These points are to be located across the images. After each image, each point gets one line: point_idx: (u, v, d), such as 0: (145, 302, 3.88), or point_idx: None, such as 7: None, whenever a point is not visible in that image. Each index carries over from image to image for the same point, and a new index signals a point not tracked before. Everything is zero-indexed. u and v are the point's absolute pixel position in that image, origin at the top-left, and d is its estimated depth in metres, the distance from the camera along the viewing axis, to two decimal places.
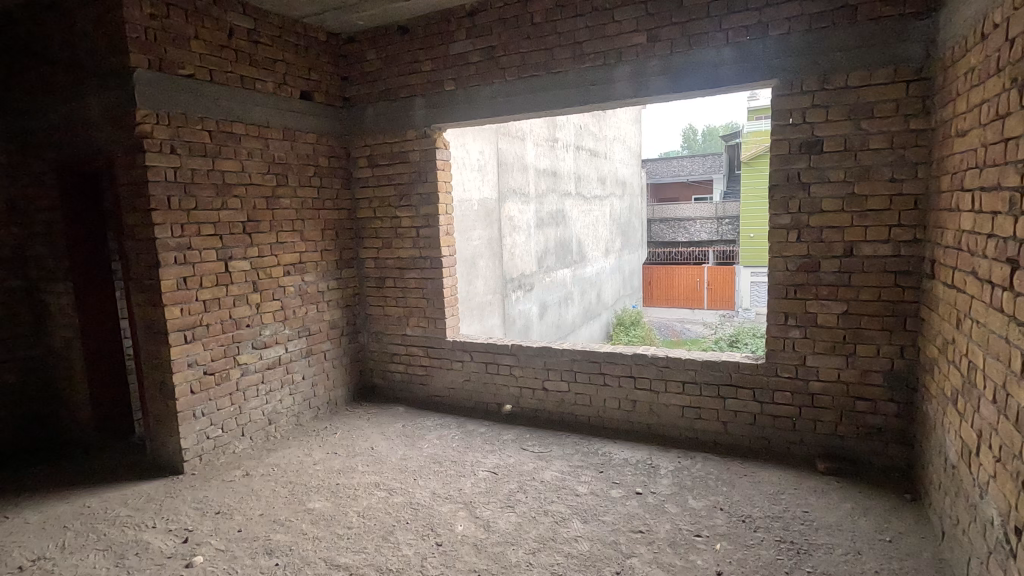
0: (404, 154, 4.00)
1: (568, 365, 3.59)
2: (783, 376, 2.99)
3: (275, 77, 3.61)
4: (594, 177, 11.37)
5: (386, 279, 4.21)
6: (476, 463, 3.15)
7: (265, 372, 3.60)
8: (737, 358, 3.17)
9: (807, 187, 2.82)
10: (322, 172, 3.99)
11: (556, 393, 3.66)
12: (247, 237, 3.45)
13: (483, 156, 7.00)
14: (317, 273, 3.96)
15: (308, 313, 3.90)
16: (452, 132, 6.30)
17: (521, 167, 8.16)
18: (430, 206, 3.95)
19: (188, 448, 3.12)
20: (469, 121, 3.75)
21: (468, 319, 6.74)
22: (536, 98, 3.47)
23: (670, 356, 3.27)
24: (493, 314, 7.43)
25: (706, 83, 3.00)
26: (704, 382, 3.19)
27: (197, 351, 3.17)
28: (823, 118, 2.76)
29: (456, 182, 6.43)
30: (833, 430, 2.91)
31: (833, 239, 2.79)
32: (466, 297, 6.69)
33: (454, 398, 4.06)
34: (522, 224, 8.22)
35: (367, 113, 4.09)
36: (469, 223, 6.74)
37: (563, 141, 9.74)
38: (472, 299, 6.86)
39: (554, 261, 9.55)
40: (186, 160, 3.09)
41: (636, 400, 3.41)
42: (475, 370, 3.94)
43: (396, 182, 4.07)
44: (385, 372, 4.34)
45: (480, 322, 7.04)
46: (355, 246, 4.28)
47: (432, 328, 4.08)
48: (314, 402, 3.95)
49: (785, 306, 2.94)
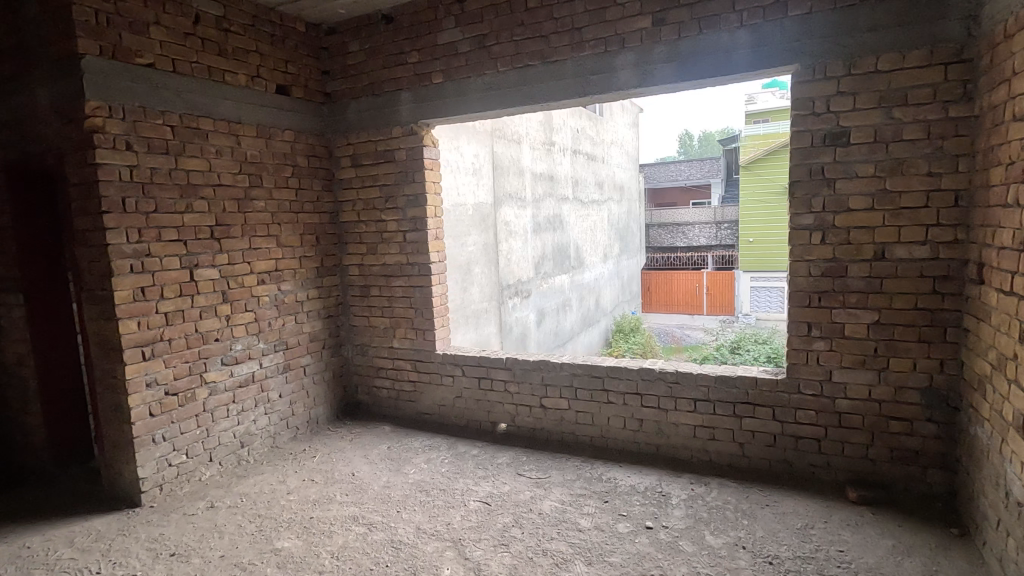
0: (390, 153, 3.72)
1: (568, 381, 3.29)
2: (806, 393, 2.70)
3: (247, 69, 3.32)
4: (592, 180, 11.11)
5: (372, 288, 3.91)
6: (467, 492, 2.84)
7: (237, 390, 3.29)
8: (755, 372, 2.87)
9: (832, 183, 2.54)
10: (301, 173, 3.70)
11: (555, 411, 3.36)
12: (216, 243, 3.15)
13: (477, 159, 6.72)
14: (295, 282, 3.66)
15: (286, 325, 3.59)
16: (445, 133, 6.02)
17: (518, 171, 7.89)
18: (417, 209, 3.66)
19: (146, 478, 2.81)
20: (458, 116, 3.47)
21: (461, 329, 6.44)
22: (531, 90, 3.19)
23: (680, 370, 2.98)
24: (488, 322, 7.11)
25: (719, 70, 2.72)
26: (718, 399, 2.90)
27: (158, 369, 2.86)
28: (849, 106, 2.48)
29: (449, 186, 6.15)
30: (863, 452, 2.62)
31: (862, 240, 2.51)
32: (460, 305, 6.39)
33: (445, 416, 3.76)
34: (519, 229, 7.93)
35: (350, 109, 3.81)
36: (464, 229, 6.46)
37: (560, 144, 9.48)
38: (467, 307, 6.56)
39: (552, 267, 9.27)
40: (145, 157, 2.80)
41: (642, 419, 3.11)
42: (467, 386, 3.64)
43: (380, 183, 3.78)
44: (371, 388, 4.04)
45: (474, 332, 6.72)
46: (338, 253, 3.99)
47: (421, 340, 3.78)
48: (292, 422, 3.64)
49: (808, 315, 2.65)
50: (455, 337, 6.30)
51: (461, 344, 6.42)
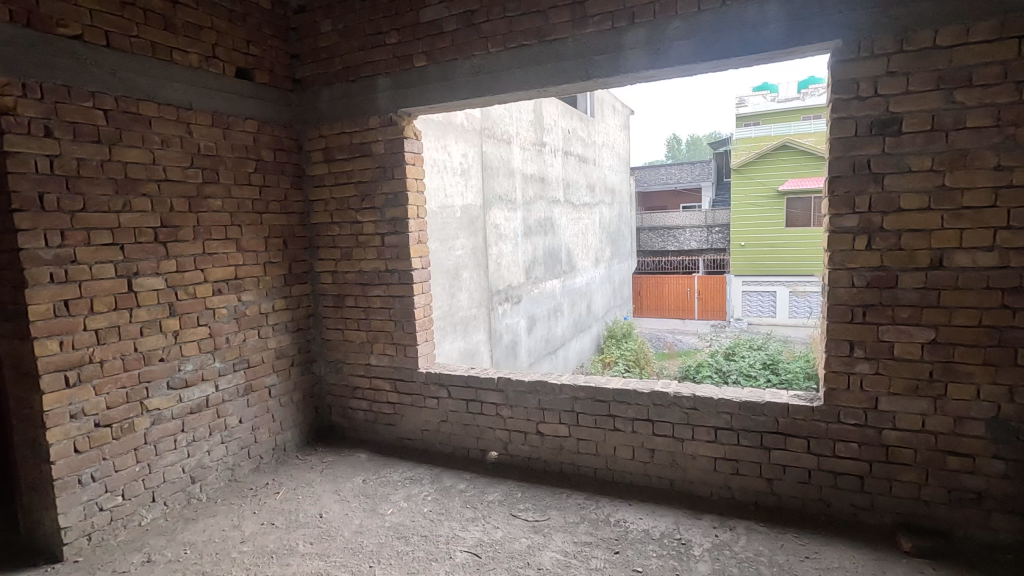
0: (366, 146, 3.30)
1: (568, 405, 2.90)
2: (847, 423, 2.33)
3: (201, 48, 2.89)
4: (583, 183, 10.77)
5: (346, 297, 3.49)
6: (453, 539, 2.42)
7: (188, 417, 2.84)
8: (785, 396, 2.50)
9: (879, 179, 2.18)
10: (266, 168, 3.27)
11: (553, 438, 2.96)
12: (161, 247, 2.71)
13: (466, 159, 6.32)
14: (259, 291, 3.23)
15: (247, 341, 3.16)
16: (431, 130, 5.62)
17: (508, 172, 7.50)
18: (397, 208, 3.24)
19: (69, 527, 2.35)
20: (444, 104, 3.07)
21: (448, 338, 6.01)
22: (527, 73, 2.80)
23: (698, 395, 2.59)
24: (477, 330, 6.69)
25: (745, 49, 2.35)
26: (742, 428, 2.52)
27: (86, 397, 2.41)
28: (901, 88, 2.12)
29: (436, 187, 5.73)
30: (915, 492, 2.25)
31: (916, 246, 2.15)
32: (447, 313, 5.97)
33: (428, 443, 3.35)
34: (509, 232, 7.53)
35: (323, 97, 3.39)
36: (451, 232, 6.04)
37: (550, 145, 9.11)
38: (454, 315, 6.13)
39: (544, 271, 8.89)
40: (69, 146, 2.36)
41: (654, 450, 2.72)
42: (454, 409, 3.23)
43: (356, 179, 3.36)
44: (346, 409, 3.61)
45: (462, 342, 6.30)
46: (308, 258, 3.56)
47: (401, 357, 3.37)
48: (254, 451, 3.20)
49: (850, 332, 2.28)
50: (441, 347, 5.86)
51: (447, 356, 5.98)
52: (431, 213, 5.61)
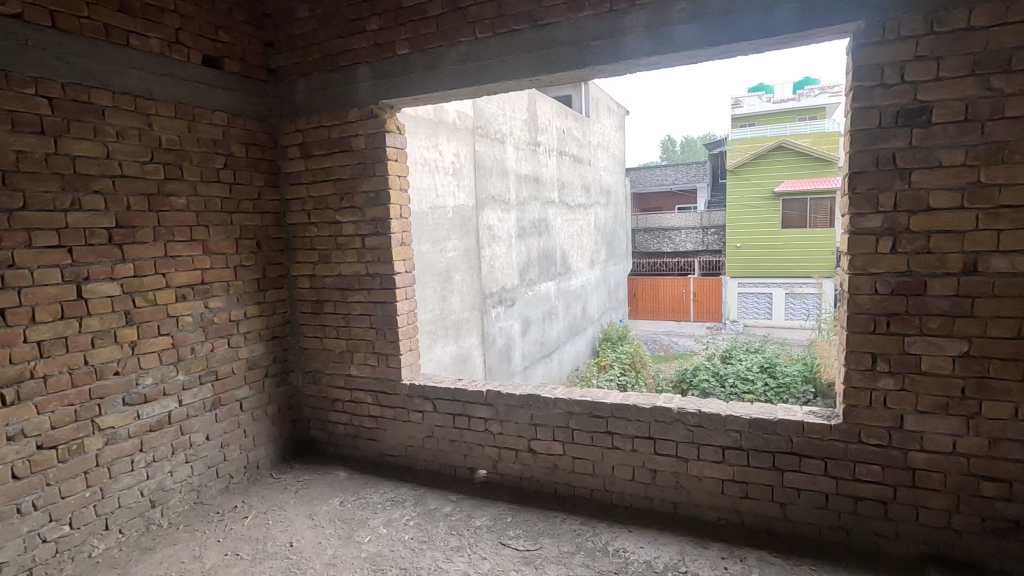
0: (346, 141, 3.07)
1: (563, 421, 2.67)
2: (869, 443, 2.12)
3: (163, 33, 2.65)
4: (578, 184, 10.55)
5: (325, 303, 3.26)
6: (435, 572, 2.19)
7: (147, 436, 2.60)
8: (799, 413, 2.28)
9: (905, 174, 1.97)
10: (237, 165, 3.03)
11: (547, 456, 2.74)
12: (116, 250, 2.47)
13: (458, 158, 6.09)
14: (229, 297, 2.99)
15: (215, 351, 2.92)
16: (422, 127, 5.39)
17: (501, 172, 7.27)
18: (378, 208, 3.01)
19: (5, 563, 2.10)
20: (428, 95, 2.85)
21: (439, 342, 5.77)
22: (518, 61, 2.58)
23: (704, 411, 2.38)
24: (470, 334, 6.46)
25: (757, 33, 2.14)
26: (753, 448, 2.30)
27: (26, 417, 2.17)
28: (931, 74, 1.91)
29: (427, 186, 5.50)
30: (944, 520, 2.05)
31: (947, 249, 1.94)
32: (438, 317, 5.73)
33: (412, 460, 3.12)
34: (502, 234, 7.30)
35: (299, 88, 3.16)
36: (443, 233, 5.81)
37: (545, 145, 8.89)
38: (446, 318, 5.89)
39: (539, 273, 8.66)
40: (7, 137, 2.11)
41: (656, 470, 2.50)
42: (440, 424, 3.00)
43: (335, 177, 3.13)
44: (326, 423, 3.37)
45: (454, 346, 6.06)
46: (285, 261, 3.33)
47: (383, 367, 3.13)
48: (223, 470, 2.95)
49: (872, 344, 2.07)
50: (432, 352, 5.62)
51: (437, 363, 5.72)
52: (421, 214, 5.36)
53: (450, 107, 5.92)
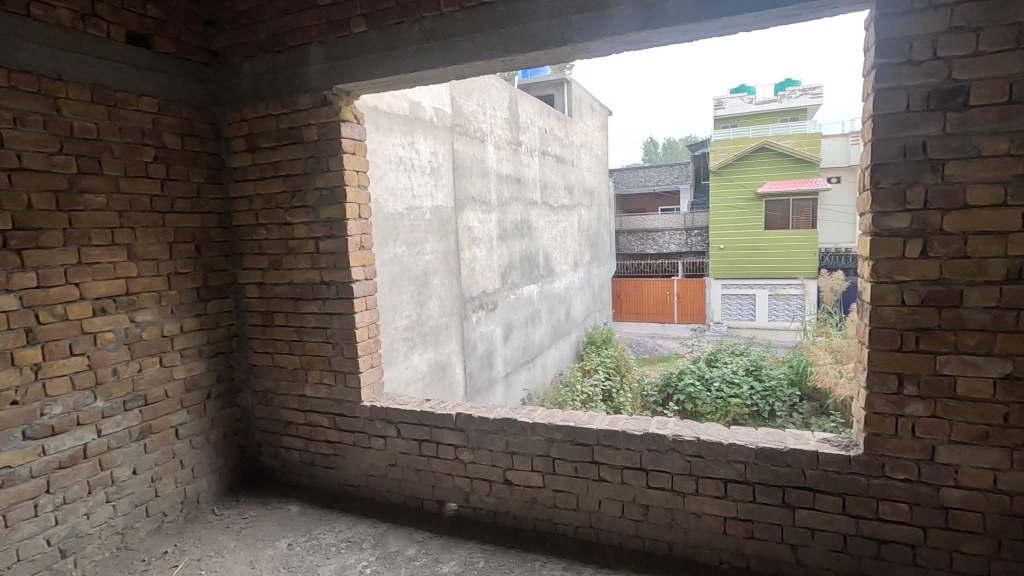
0: (296, 131, 2.71)
1: (543, 448, 2.35)
2: (895, 478, 1.83)
3: (75, 3, 2.27)
4: (561, 185, 10.27)
5: (276, 314, 2.90)
6: None
7: (55, 475, 2.21)
8: (813, 442, 1.99)
9: (938, 166, 1.69)
10: (171, 158, 2.66)
11: (525, 489, 2.41)
12: (14, 257, 2.07)
13: (436, 157, 5.74)
14: (161, 310, 2.61)
15: (143, 372, 2.53)
16: (397, 123, 5.03)
17: (481, 172, 6.94)
18: (333, 207, 2.66)
19: None
20: (388, 79, 2.51)
21: (417, 350, 5.42)
22: (490, 39, 2.25)
23: (702, 439, 2.08)
24: (449, 340, 6.10)
25: (763, 3, 1.84)
26: (759, 482, 2.01)
27: None
28: (968, 49, 1.63)
29: (404, 186, 5.14)
30: (981, 568, 1.77)
31: (987, 253, 1.65)
32: (415, 323, 5.37)
33: (375, 491, 2.77)
34: (483, 236, 6.96)
35: (245, 73, 2.80)
36: (420, 235, 5.45)
37: (527, 145, 8.58)
38: (423, 324, 5.54)
39: (521, 276, 8.33)
40: None
41: (648, 506, 2.19)
42: (405, 451, 2.66)
43: (284, 172, 2.77)
44: (278, 448, 3.01)
45: (432, 354, 5.71)
46: (230, 268, 2.96)
47: (341, 387, 2.78)
48: (154, 508, 2.57)
49: (898, 363, 1.79)
50: (409, 361, 5.26)
51: (413, 372, 5.35)
52: (395, 215, 4.99)
53: (427, 103, 5.58)
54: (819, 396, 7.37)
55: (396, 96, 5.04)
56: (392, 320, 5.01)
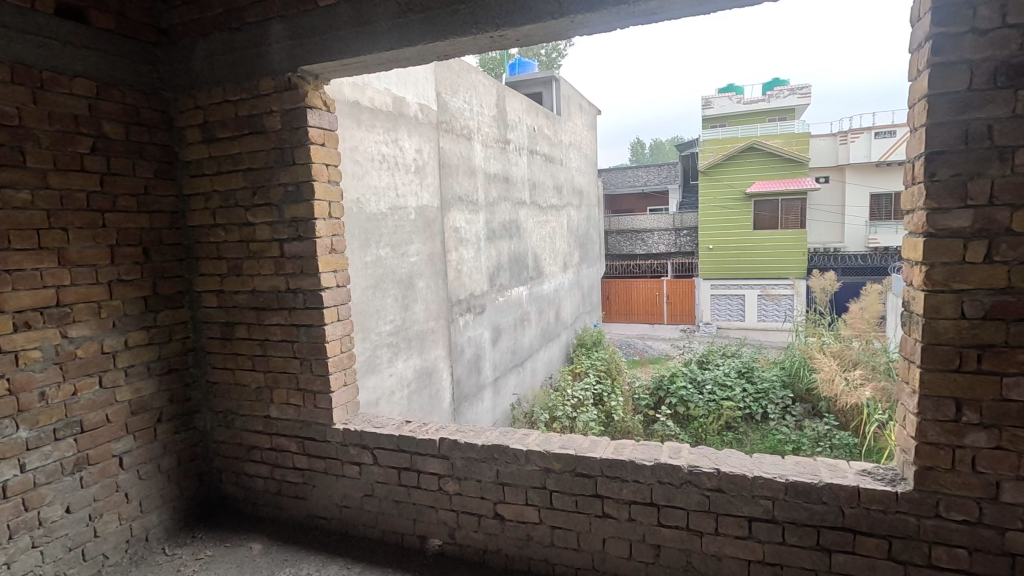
0: (257, 120, 2.40)
1: (538, 479, 2.07)
2: (952, 519, 1.57)
3: None
4: (550, 185, 9.99)
5: (236, 326, 2.58)
6: None
7: None
8: (851, 476, 1.73)
9: (1005, 155, 1.43)
10: (113, 150, 2.32)
11: (518, 525, 2.12)
12: None
13: (421, 155, 5.44)
14: (101, 323, 2.28)
15: (78, 395, 2.20)
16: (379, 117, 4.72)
17: (468, 170, 6.64)
18: (299, 205, 2.35)
19: None
20: (360, 59, 2.20)
21: (402, 356, 5.11)
22: (476, 12, 1.96)
23: (722, 472, 1.81)
24: (435, 346, 5.79)
25: None
26: (789, 521, 1.74)
27: None
28: None
29: (387, 184, 4.83)
30: None
31: None
32: (399, 328, 5.06)
33: (348, 524, 2.46)
34: (470, 237, 6.67)
35: (200, 54, 2.48)
36: (404, 236, 5.14)
37: (515, 143, 8.30)
38: (408, 329, 5.23)
39: (509, 278, 8.04)
40: None
41: (660, 546, 1.92)
42: (382, 480, 2.36)
43: (244, 167, 2.46)
44: (240, 476, 2.69)
45: (417, 360, 5.39)
46: (185, 274, 2.63)
47: (310, 409, 2.47)
48: (91, 550, 2.23)
49: (955, 386, 1.53)
50: (392, 369, 4.95)
51: (398, 379, 5.03)
52: (378, 216, 4.67)
53: (411, 97, 5.27)
54: (811, 396, 7.65)
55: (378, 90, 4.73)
56: (375, 325, 4.68)
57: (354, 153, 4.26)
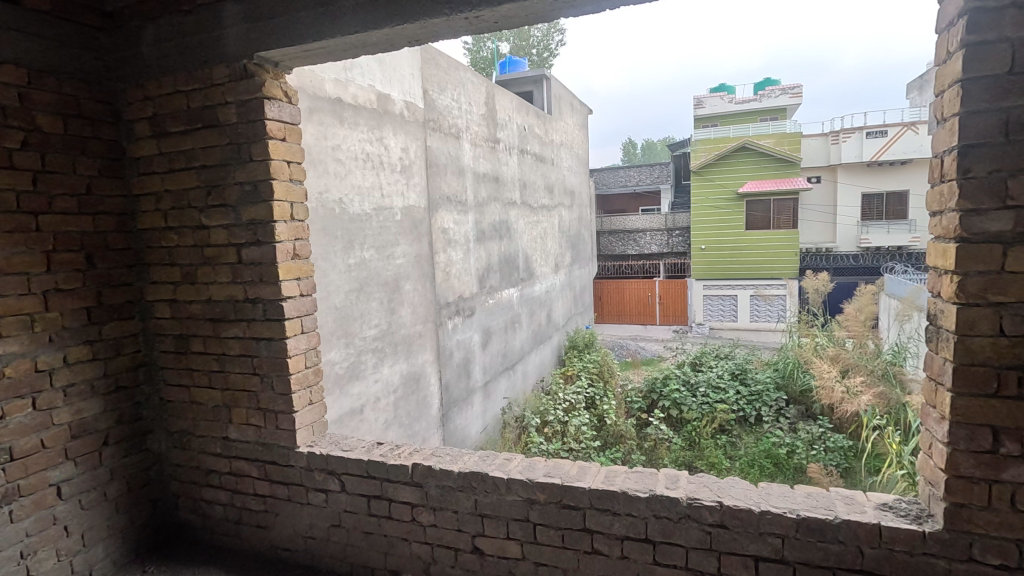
0: (211, 112, 2.17)
1: (522, 511, 1.86)
2: (988, 563, 1.38)
3: None
4: (541, 185, 9.79)
5: (191, 339, 2.35)
6: None
7: None
8: (871, 512, 1.53)
9: None
10: (49, 144, 2.07)
11: (499, 561, 1.92)
12: None
13: (407, 154, 5.21)
14: (34, 337, 2.03)
15: (7, 419, 1.95)
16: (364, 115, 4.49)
17: (457, 170, 6.42)
18: (257, 206, 2.12)
19: None
20: (322, 43, 1.99)
21: (388, 361, 4.88)
22: None
23: (726, 506, 1.61)
24: (423, 350, 5.57)
25: None
26: (801, 562, 1.55)
27: None
28: None
29: (372, 184, 4.60)
30: None
31: None
32: (385, 332, 4.83)
33: (314, 557, 2.24)
34: (459, 238, 6.45)
35: (148, 40, 2.24)
36: (390, 238, 4.91)
37: (505, 142, 8.08)
38: (394, 334, 5.00)
39: (500, 279, 7.82)
40: None
41: None
42: (351, 509, 2.14)
43: (197, 164, 2.23)
44: (198, 501, 2.46)
45: (404, 365, 5.17)
46: (135, 283, 2.40)
47: (272, 430, 2.25)
48: None
49: (992, 413, 1.34)
50: (377, 376, 4.71)
51: (383, 386, 4.80)
52: (361, 217, 4.44)
53: (396, 93, 5.04)
54: (805, 398, 7.55)
55: (362, 87, 4.49)
56: (359, 330, 4.45)
57: (335, 152, 4.03)
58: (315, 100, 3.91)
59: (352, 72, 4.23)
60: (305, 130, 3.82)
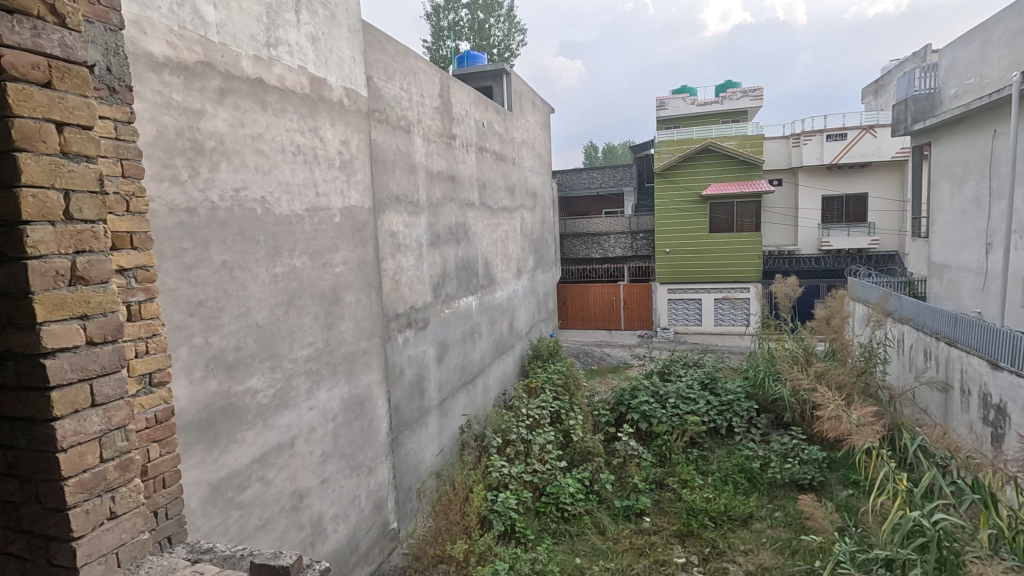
0: None
1: None
2: None
3: None
4: (500, 185, 8.98)
5: None
6: None
7: None
8: None
9: None
10: None
11: None
12: None
13: (350, 147, 4.14)
14: None
15: None
16: (299, 108, 3.53)
17: (407, 167, 5.56)
18: None
19: None
20: None
21: (329, 383, 3.88)
22: None
23: None
24: (369, 368, 4.48)
25: None
26: None
27: None
28: None
29: (304, 181, 3.56)
30: None
31: None
32: (324, 352, 3.81)
33: None
34: (409, 243, 5.57)
35: None
36: (327, 243, 3.85)
37: (461, 138, 7.25)
38: (335, 353, 3.97)
39: (456, 287, 6.95)
40: None
41: None
42: None
43: None
44: None
45: (345, 388, 4.11)
46: None
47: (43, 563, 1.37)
48: None
49: None
50: (314, 404, 3.71)
51: (320, 414, 3.77)
52: (291, 219, 3.43)
53: (333, 79, 3.92)
54: (776, 407, 7.06)
55: (291, 66, 3.46)
56: (288, 351, 3.43)
57: (254, 141, 3.05)
58: (226, 77, 2.93)
59: (276, 47, 3.25)
60: (211, 114, 2.80)
